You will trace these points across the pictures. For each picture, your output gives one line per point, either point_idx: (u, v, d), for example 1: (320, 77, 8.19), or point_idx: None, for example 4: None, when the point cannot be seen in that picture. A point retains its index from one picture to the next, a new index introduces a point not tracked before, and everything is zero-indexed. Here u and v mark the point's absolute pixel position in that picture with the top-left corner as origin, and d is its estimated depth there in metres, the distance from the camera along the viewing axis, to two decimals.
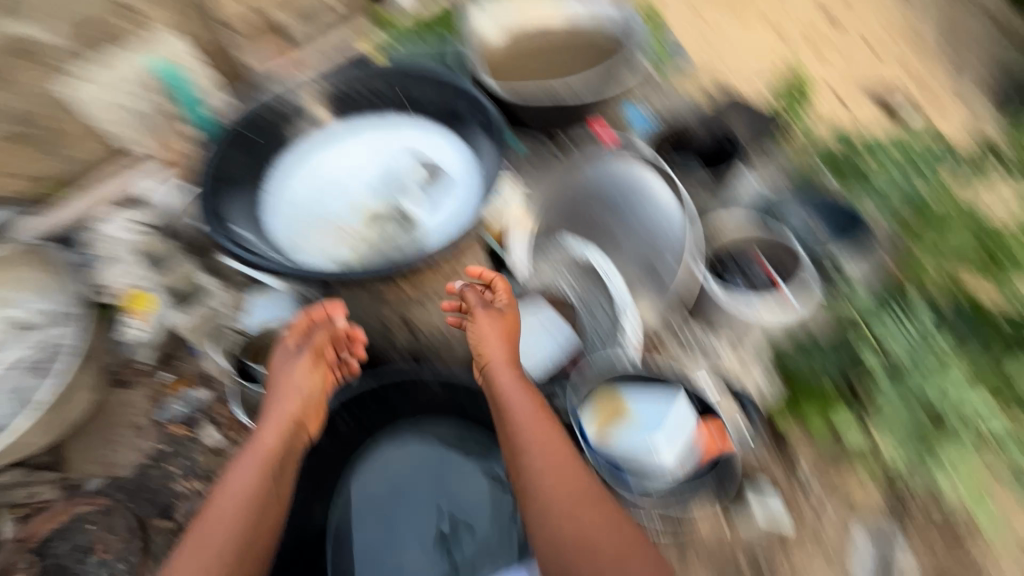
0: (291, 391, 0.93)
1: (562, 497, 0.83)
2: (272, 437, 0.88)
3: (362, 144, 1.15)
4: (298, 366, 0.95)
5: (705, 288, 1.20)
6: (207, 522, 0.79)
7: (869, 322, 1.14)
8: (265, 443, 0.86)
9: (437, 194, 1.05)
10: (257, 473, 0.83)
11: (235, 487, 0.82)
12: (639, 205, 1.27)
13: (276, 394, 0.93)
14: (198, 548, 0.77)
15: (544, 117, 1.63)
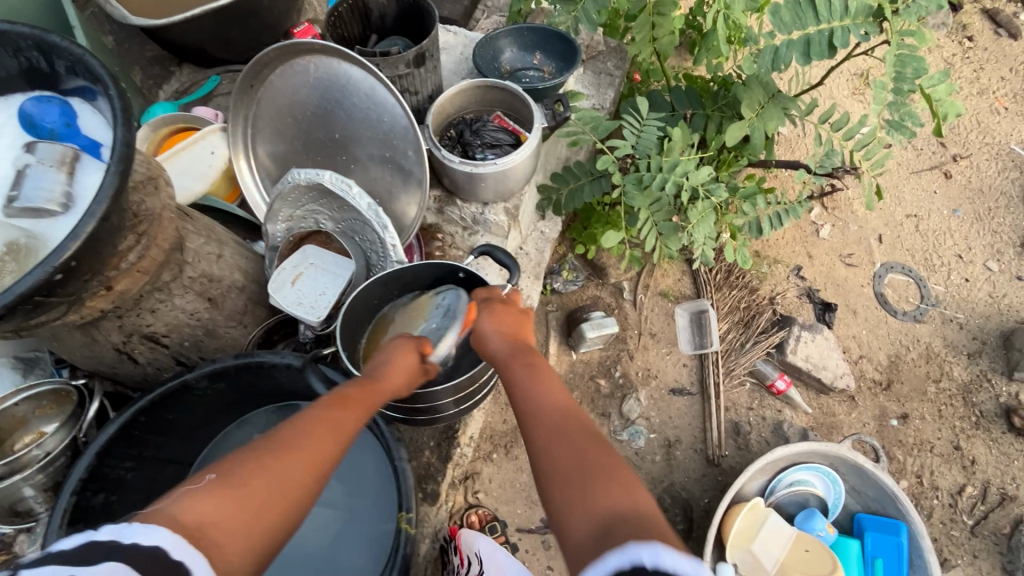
0: (395, 375, 0.80)
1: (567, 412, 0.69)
2: (350, 418, 0.69)
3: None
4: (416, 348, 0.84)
5: (447, 162, 1.13)
6: (289, 459, 0.60)
7: (600, 137, 1.22)
8: (333, 415, 0.68)
9: (78, 177, 0.75)
10: (336, 435, 0.66)
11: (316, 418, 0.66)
12: (354, 99, 1.12)
13: (388, 367, 0.80)
14: (260, 488, 0.57)
15: (227, 38, 1.38)
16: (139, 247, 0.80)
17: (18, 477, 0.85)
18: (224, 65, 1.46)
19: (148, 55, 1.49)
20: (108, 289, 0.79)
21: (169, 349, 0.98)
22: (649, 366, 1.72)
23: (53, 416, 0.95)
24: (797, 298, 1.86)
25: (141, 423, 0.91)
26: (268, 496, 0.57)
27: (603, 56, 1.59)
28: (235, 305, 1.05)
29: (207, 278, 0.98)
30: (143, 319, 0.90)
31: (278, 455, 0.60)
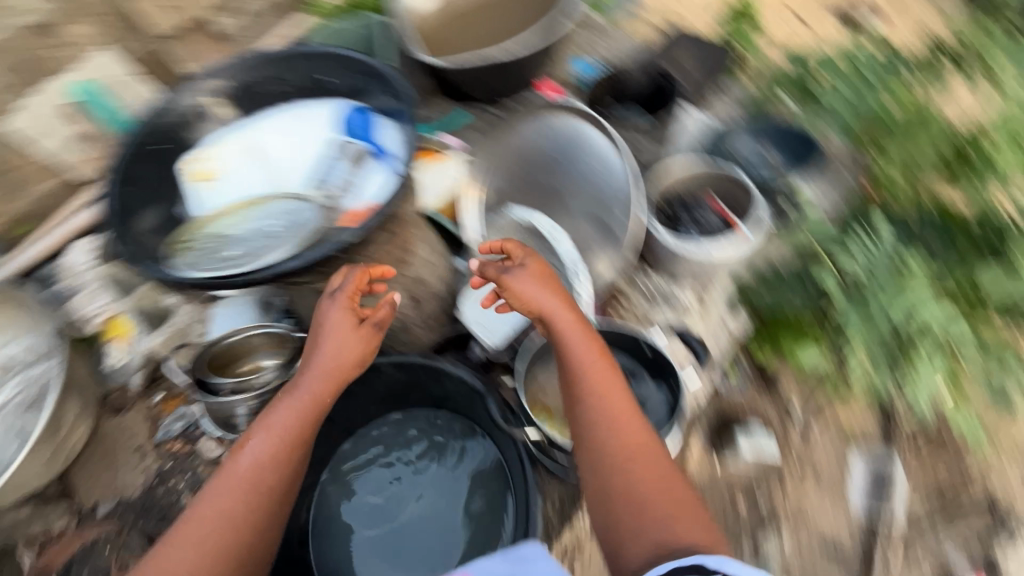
0: (323, 358, 0.85)
1: (620, 432, 0.82)
2: (277, 427, 0.81)
3: (289, 133, 0.99)
4: (342, 331, 0.86)
5: (654, 234, 1.15)
6: (212, 515, 0.76)
7: None
8: (266, 438, 0.80)
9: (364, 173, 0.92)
10: (260, 470, 0.78)
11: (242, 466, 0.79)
12: (583, 156, 1.21)
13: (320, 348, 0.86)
14: (189, 541, 0.74)
15: (488, 84, 1.60)
16: (387, 241, 0.96)
17: (239, 396, 1.03)
18: (477, 105, 1.69)
19: (421, 86, 1.78)
20: (355, 267, 0.95)
21: (371, 329, 1.13)
22: None
23: (275, 355, 1.15)
24: None
25: None
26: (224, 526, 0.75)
27: None
28: (430, 309, 1.18)
29: (419, 279, 1.12)
30: (365, 299, 1.05)
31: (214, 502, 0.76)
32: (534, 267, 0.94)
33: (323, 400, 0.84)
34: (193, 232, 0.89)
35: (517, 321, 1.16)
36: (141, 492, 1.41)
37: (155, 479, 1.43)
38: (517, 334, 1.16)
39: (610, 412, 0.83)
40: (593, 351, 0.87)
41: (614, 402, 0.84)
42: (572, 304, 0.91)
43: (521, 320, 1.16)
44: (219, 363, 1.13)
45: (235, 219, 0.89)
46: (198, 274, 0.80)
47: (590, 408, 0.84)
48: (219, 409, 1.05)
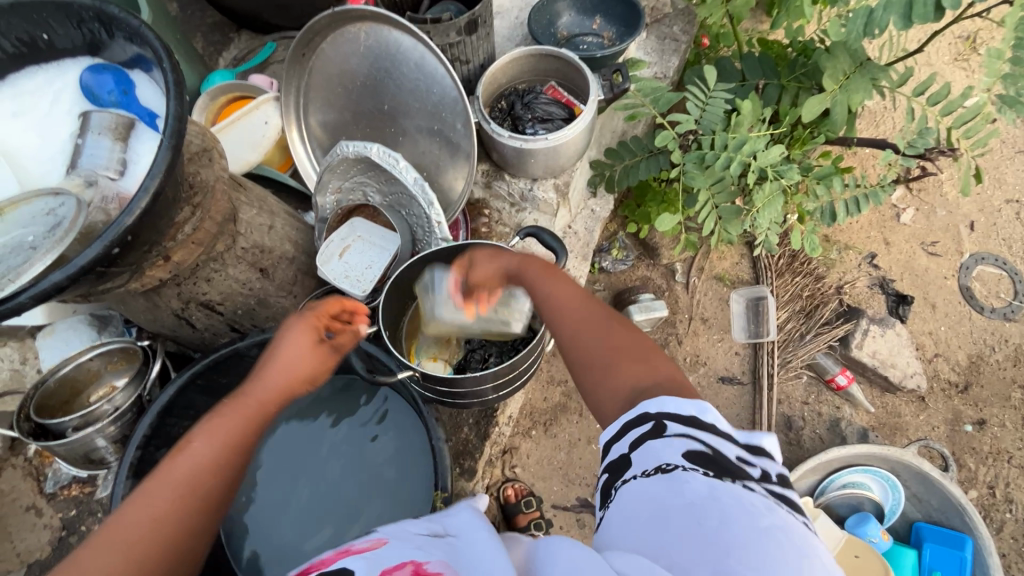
0: (281, 370, 0.66)
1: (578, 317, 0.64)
2: (226, 433, 0.59)
3: (20, 120, 0.80)
4: (300, 338, 0.68)
5: (495, 135, 1.08)
6: (103, 542, 0.49)
7: (661, 111, 1.13)
8: (210, 444, 0.57)
9: (133, 147, 0.77)
10: (191, 482, 0.54)
11: (181, 467, 0.54)
12: (403, 69, 1.08)
13: (268, 366, 0.66)
14: (80, 568, 0.47)
15: (282, 3, 1.37)
16: (193, 219, 0.83)
17: (92, 429, 0.91)
18: (281, 33, 1.46)
19: (208, 22, 1.50)
20: (166, 259, 0.82)
21: (224, 316, 1.01)
22: (698, 351, 1.65)
23: (123, 372, 1.03)
24: (868, 288, 1.72)
25: (198, 386, 0.95)
26: (120, 552, 0.48)
27: (669, 19, 1.47)
28: (285, 276, 1.07)
29: (259, 249, 1.00)
30: (200, 288, 0.93)
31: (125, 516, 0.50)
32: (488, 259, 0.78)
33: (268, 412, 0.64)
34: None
35: (384, 262, 1.11)
36: (46, 551, 1.29)
37: (57, 532, 1.30)
38: (387, 275, 1.11)
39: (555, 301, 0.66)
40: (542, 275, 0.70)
41: (553, 294, 0.67)
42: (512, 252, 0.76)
43: (388, 259, 1.11)
44: (58, 400, 0.99)
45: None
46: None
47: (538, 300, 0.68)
48: (75, 453, 0.93)
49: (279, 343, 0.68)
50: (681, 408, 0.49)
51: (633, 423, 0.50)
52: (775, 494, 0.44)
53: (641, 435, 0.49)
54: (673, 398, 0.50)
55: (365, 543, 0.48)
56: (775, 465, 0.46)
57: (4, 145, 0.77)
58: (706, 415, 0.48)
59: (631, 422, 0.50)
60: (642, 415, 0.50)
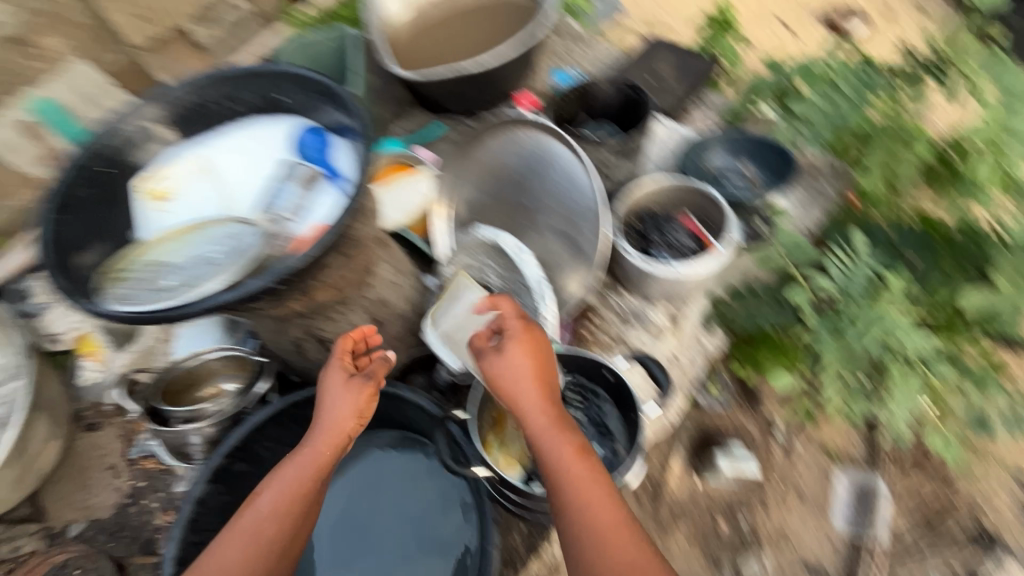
0: (342, 416, 0.84)
1: (591, 500, 0.76)
2: (306, 465, 0.80)
3: (237, 150, 0.97)
4: (358, 393, 0.85)
5: (625, 253, 1.10)
6: (234, 537, 0.74)
7: (798, 266, 1.09)
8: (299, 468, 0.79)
9: (313, 196, 0.89)
10: (270, 516, 0.75)
11: (275, 488, 0.78)
12: (552, 174, 1.17)
13: (329, 412, 0.84)
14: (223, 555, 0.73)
15: (462, 94, 1.56)
16: (339, 267, 0.92)
17: (192, 426, 1.00)
18: (453, 117, 1.66)
19: (397, 97, 1.74)
20: (305, 295, 0.90)
21: (332, 353, 1.09)
22: (785, 526, 1.46)
23: (235, 377, 1.12)
24: (1014, 516, 1.44)
25: (290, 414, 1.01)
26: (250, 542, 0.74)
27: (822, 175, 1.45)
28: (394, 331, 1.14)
29: (381, 302, 1.08)
30: (322, 324, 1.01)
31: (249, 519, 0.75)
32: (518, 356, 0.85)
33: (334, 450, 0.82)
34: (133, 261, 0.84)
35: None
36: (111, 513, 1.39)
37: (122, 498, 1.39)
38: None
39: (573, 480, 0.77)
40: (571, 453, 0.79)
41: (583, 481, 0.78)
42: (546, 381, 0.85)
43: None
44: (177, 386, 1.09)
45: (177, 246, 0.84)
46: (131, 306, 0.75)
47: (563, 495, 0.77)
48: (172, 442, 1.02)
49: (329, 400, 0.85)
50: None
51: None
52: None
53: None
54: None
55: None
56: None
57: (220, 173, 0.94)
58: None
59: None
60: None
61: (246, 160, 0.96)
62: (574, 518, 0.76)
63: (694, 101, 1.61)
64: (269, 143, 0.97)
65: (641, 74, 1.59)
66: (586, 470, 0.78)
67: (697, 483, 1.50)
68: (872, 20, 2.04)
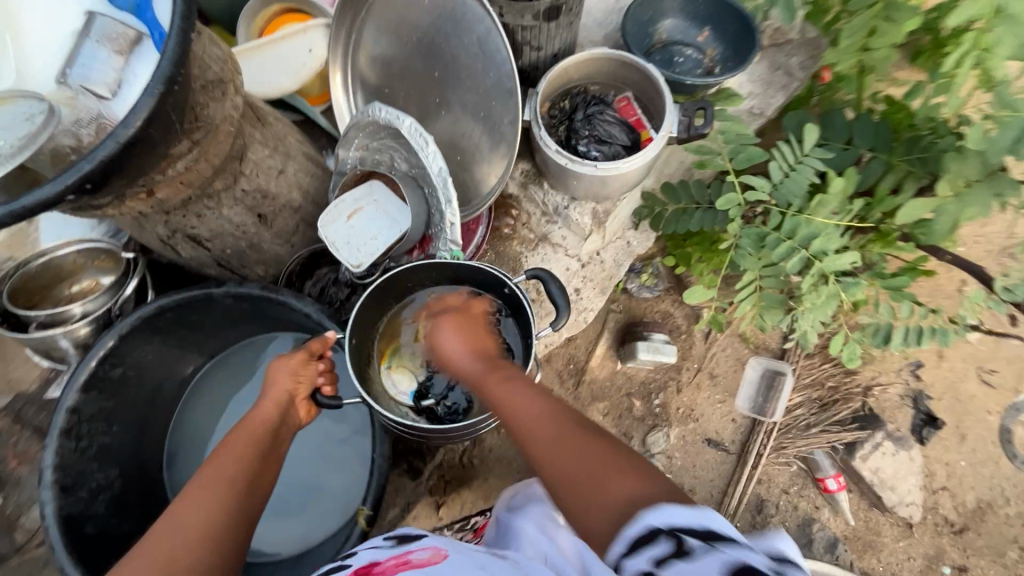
0: (274, 388, 0.73)
1: (531, 395, 0.63)
2: (242, 443, 0.66)
3: None
4: (293, 360, 0.75)
5: (540, 143, 0.95)
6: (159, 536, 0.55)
7: (737, 166, 0.97)
8: (237, 449, 0.65)
9: (131, 61, 0.69)
10: (208, 493, 0.59)
11: (217, 467, 0.62)
12: (464, 36, 0.95)
13: (274, 386, 0.73)
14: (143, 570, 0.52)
15: None
16: (188, 154, 0.76)
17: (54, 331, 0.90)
18: None
19: None
20: (150, 194, 0.77)
21: (211, 252, 0.96)
22: (694, 407, 1.55)
23: (106, 275, 1.01)
24: (898, 397, 1.58)
25: (167, 317, 0.91)
26: (179, 534, 0.55)
27: (791, 48, 1.26)
28: (285, 225, 1.02)
29: (261, 193, 0.94)
30: (190, 222, 0.88)
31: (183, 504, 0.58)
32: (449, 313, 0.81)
33: (271, 423, 0.70)
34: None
35: (390, 238, 1.03)
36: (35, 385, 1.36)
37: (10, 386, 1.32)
38: (388, 253, 1.04)
39: (526, 401, 0.62)
40: (499, 373, 0.69)
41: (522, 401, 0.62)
42: (479, 334, 0.78)
43: (390, 238, 1.03)
44: (37, 286, 0.98)
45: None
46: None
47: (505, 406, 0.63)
48: (38, 347, 0.92)
49: (274, 376, 0.74)
50: (672, 509, 0.42)
51: (646, 535, 0.42)
52: (773, 566, 0.41)
53: (658, 521, 0.42)
54: (668, 504, 0.43)
55: (424, 555, 0.57)
56: (776, 550, 0.44)
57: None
58: (703, 516, 0.42)
59: (640, 536, 0.42)
60: (639, 529, 0.43)
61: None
62: (533, 438, 0.58)
63: None
64: None
65: None
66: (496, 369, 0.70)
67: (618, 368, 1.54)
68: None
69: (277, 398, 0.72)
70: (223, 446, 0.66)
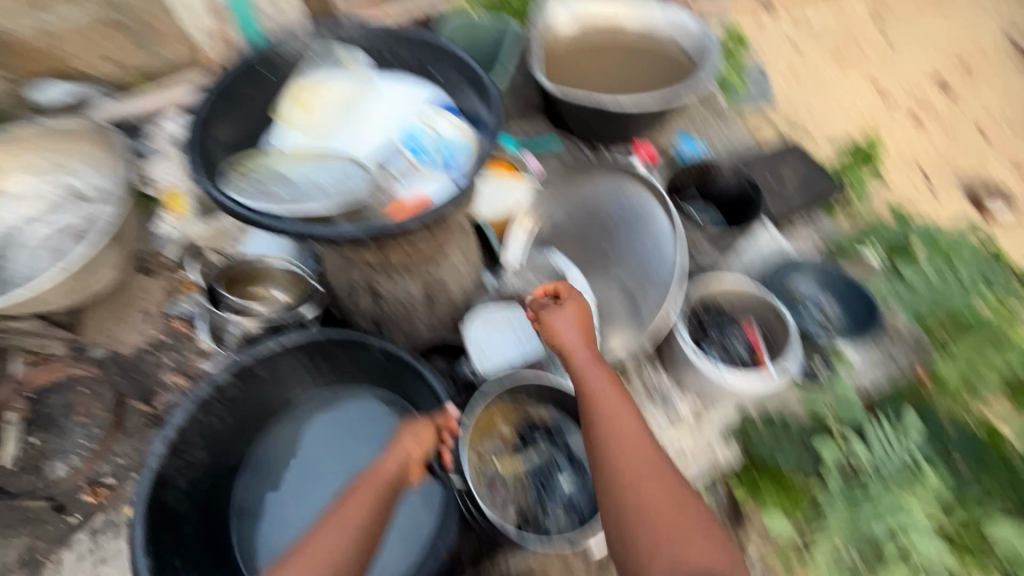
0: (394, 453, 0.80)
1: (644, 485, 0.81)
2: (363, 498, 0.74)
3: (382, 94, 1.02)
4: (414, 432, 0.83)
5: (678, 337, 1.11)
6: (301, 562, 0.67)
7: (840, 423, 1.09)
8: (358, 505, 0.73)
9: (423, 164, 0.94)
10: (337, 533, 0.70)
11: (340, 516, 0.72)
12: (641, 233, 1.21)
13: (395, 452, 0.80)
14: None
15: (589, 123, 1.60)
16: (424, 238, 0.98)
17: (235, 319, 1.08)
18: (573, 137, 1.69)
19: (529, 99, 1.80)
20: (380, 251, 0.97)
21: (378, 310, 1.15)
22: None
23: (286, 292, 1.21)
24: None
25: (323, 345, 1.06)
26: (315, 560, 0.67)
27: (899, 341, 1.40)
28: (439, 312, 1.20)
29: (440, 282, 1.14)
30: (382, 281, 1.07)
31: (320, 539, 0.70)
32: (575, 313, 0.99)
33: (389, 485, 0.76)
34: (257, 160, 0.93)
35: (516, 358, 1.16)
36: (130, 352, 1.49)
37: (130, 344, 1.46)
38: (508, 370, 1.16)
39: (642, 482, 0.82)
40: (622, 434, 0.86)
41: (648, 484, 0.81)
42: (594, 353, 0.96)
43: (517, 358, 1.16)
44: (237, 279, 1.19)
45: (298, 163, 0.92)
46: (243, 200, 0.85)
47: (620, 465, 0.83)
48: (214, 325, 1.10)
49: (400, 440, 0.82)
50: None
51: None
52: None
53: None
54: None
55: None
56: None
57: (359, 106, 1.01)
58: None
59: None
60: None
61: (385, 105, 1.01)
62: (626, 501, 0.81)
63: (804, 217, 1.59)
64: (408, 101, 1.02)
65: (766, 171, 1.60)
66: (621, 411, 0.88)
67: None
68: None
69: (396, 460, 0.79)
70: (353, 496, 0.75)
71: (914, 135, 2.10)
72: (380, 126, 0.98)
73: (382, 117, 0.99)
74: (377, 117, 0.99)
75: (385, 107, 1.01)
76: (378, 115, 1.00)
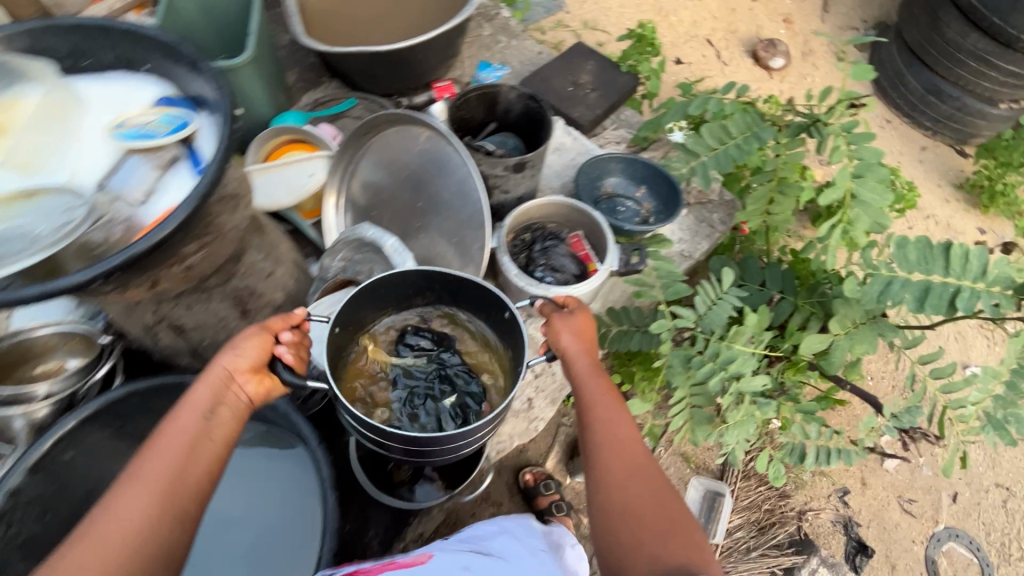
0: (217, 369, 0.76)
1: (617, 451, 0.89)
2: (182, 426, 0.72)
3: (89, 105, 0.87)
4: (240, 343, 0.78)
5: (504, 268, 1.12)
6: (125, 496, 0.66)
7: (667, 298, 1.14)
8: (178, 430, 0.71)
9: (166, 177, 0.84)
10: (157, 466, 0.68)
11: (160, 447, 0.70)
12: (444, 179, 1.15)
13: (216, 368, 0.76)
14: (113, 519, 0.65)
15: (376, 74, 1.50)
16: (197, 255, 0.87)
17: (11, 409, 0.91)
18: (366, 92, 1.58)
19: (310, 63, 1.65)
20: (151, 285, 0.86)
21: (189, 342, 1.03)
22: None
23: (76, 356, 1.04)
24: (830, 523, 1.66)
25: (130, 402, 0.94)
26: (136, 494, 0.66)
27: (712, 206, 1.55)
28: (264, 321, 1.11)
29: (248, 292, 1.04)
30: (176, 312, 0.96)
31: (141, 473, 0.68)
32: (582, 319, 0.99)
33: (211, 407, 0.74)
34: None
35: None
36: None
37: None
38: None
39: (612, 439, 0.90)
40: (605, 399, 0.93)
41: (620, 449, 0.89)
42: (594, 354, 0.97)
43: None
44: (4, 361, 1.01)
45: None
46: None
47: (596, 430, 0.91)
48: None
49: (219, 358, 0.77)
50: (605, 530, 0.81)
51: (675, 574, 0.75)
52: None
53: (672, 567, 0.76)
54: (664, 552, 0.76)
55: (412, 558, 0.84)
56: None
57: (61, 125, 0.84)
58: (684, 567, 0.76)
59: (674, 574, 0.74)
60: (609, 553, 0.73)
61: (98, 118, 0.86)
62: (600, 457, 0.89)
63: (609, 116, 1.65)
64: (126, 105, 0.88)
65: (563, 80, 1.63)
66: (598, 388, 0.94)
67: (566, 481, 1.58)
68: (792, 57, 2.30)
69: (219, 378, 0.75)
70: (175, 423, 0.72)
71: (693, 10, 2.35)
72: (96, 141, 0.83)
73: (97, 131, 0.84)
74: (90, 133, 0.84)
75: (98, 119, 0.86)
76: (89, 130, 0.84)
